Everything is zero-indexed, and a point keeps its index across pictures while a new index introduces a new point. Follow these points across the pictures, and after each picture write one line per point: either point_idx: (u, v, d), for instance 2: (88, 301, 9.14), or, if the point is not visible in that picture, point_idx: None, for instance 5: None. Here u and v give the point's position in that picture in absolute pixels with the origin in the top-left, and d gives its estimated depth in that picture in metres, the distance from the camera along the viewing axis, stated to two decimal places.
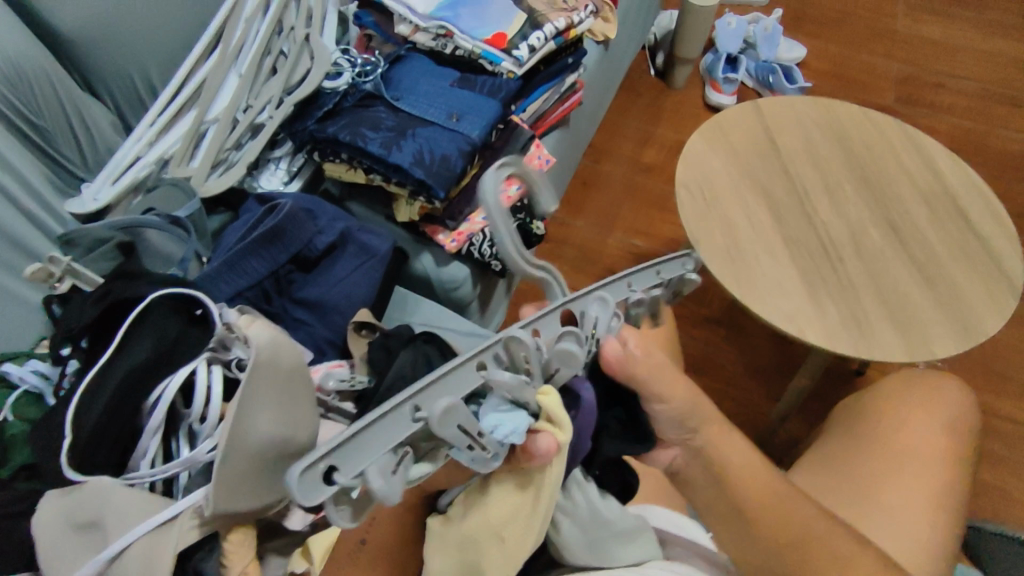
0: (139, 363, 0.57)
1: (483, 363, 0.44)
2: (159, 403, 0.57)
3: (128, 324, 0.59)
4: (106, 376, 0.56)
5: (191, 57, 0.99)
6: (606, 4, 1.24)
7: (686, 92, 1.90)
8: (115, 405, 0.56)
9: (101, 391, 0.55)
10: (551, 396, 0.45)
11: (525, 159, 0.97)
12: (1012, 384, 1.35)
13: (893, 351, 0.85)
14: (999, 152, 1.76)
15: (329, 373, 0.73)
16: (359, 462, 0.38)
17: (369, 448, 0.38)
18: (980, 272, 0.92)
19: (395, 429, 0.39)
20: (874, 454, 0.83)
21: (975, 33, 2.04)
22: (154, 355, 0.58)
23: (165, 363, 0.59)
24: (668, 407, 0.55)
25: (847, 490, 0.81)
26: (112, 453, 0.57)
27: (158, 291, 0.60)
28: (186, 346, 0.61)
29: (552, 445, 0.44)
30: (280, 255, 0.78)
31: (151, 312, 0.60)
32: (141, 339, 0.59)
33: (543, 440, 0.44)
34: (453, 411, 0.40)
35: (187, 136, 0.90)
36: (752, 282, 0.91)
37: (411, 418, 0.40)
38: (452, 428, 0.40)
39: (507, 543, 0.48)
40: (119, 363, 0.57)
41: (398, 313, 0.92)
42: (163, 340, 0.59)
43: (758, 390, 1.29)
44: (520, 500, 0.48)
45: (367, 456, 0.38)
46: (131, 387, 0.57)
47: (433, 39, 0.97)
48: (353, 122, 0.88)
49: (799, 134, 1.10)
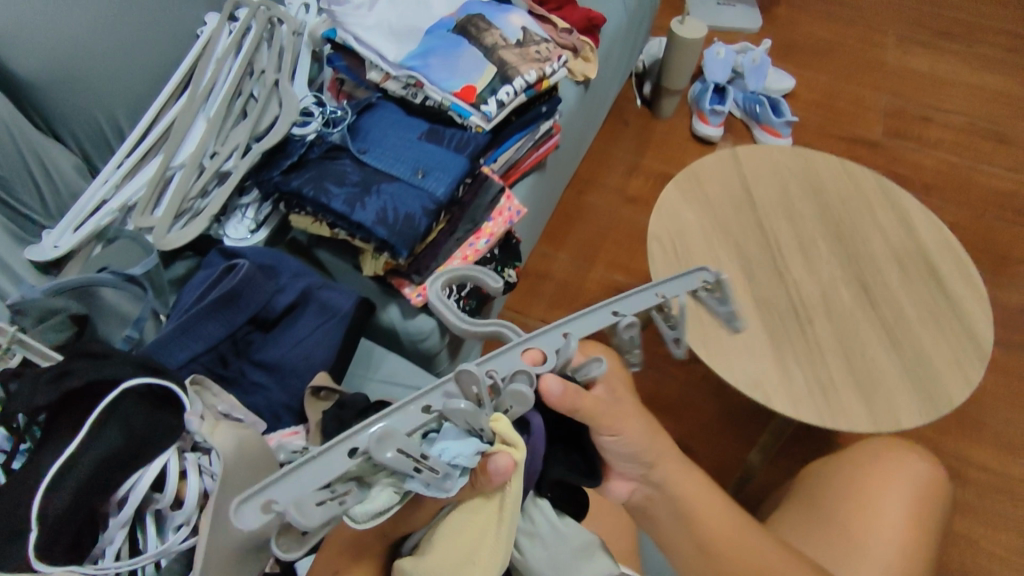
0: (106, 453, 0.57)
1: (430, 402, 0.45)
2: (129, 497, 0.59)
3: (99, 414, 0.58)
4: (72, 465, 0.55)
5: (159, 100, 0.98)
6: (586, 43, 1.24)
7: (674, 121, 1.89)
8: (79, 497, 0.55)
9: (68, 484, 0.55)
10: (503, 421, 0.46)
11: (494, 212, 0.96)
12: (987, 432, 1.34)
13: (859, 421, 0.85)
14: (985, 189, 1.75)
15: (282, 443, 0.73)
16: (298, 490, 0.38)
17: (312, 476, 0.39)
18: (947, 335, 0.92)
19: (337, 460, 0.40)
20: (860, 502, 0.81)
21: (962, 67, 2.04)
22: (124, 445, 0.58)
23: (140, 454, 0.59)
24: (617, 439, 0.57)
25: (830, 539, 0.79)
26: (75, 542, 0.56)
27: (134, 381, 0.60)
28: (162, 432, 0.61)
29: (509, 464, 0.46)
30: (238, 317, 0.76)
31: (124, 399, 0.60)
32: (112, 424, 0.58)
33: (497, 462, 0.46)
34: (395, 437, 0.40)
35: (151, 185, 0.89)
36: (721, 348, 0.90)
37: (352, 451, 0.40)
38: (391, 453, 0.39)
39: (479, 564, 0.49)
40: (86, 455, 0.56)
41: (362, 369, 0.91)
42: (136, 429, 0.59)
43: (734, 435, 1.28)
44: (483, 518, 0.50)
45: (306, 486, 0.38)
46: (99, 480, 0.57)
47: (404, 88, 0.96)
48: (318, 175, 0.87)
49: (775, 185, 1.09)
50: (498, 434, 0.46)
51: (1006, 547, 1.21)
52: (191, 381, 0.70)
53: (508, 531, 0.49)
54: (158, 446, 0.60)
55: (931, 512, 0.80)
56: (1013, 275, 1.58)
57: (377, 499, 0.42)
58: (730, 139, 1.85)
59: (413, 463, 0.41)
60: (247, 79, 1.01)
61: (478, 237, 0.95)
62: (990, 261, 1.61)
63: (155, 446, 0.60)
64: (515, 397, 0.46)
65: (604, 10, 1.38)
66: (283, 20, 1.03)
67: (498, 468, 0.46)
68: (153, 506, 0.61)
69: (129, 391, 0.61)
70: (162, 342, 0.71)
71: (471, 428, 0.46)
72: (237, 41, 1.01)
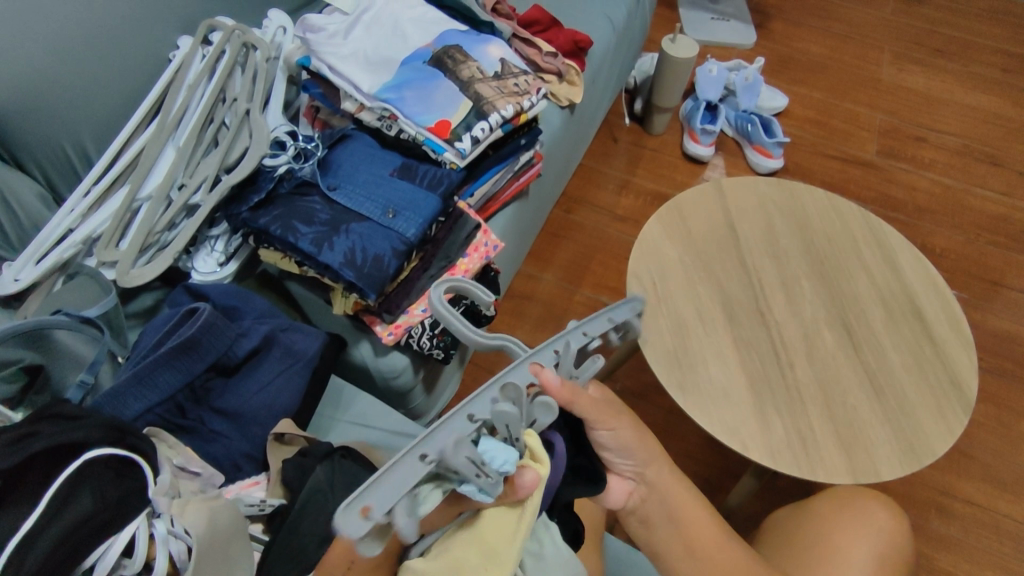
0: (77, 522, 0.54)
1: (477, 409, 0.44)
2: (96, 569, 0.55)
3: (67, 480, 0.55)
4: (39, 531, 0.52)
5: (128, 126, 0.93)
6: (572, 68, 1.21)
7: (666, 138, 1.85)
8: (47, 566, 0.51)
9: (34, 555, 0.50)
10: (534, 436, 0.47)
11: (468, 250, 0.95)
12: (974, 464, 1.31)
13: (838, 473, 0.83)
14: (978, 212, 1.72)
15: (239, 495, 0.71)
16: (382, 501, 0.38)
17: (393, 484, 0.39)
18: (930, 383, 0.90)
19: (410, 470, 0.39)
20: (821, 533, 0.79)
21: (957, 86, 2.02)
22: (97, 512, 0.55)
23: (110, 524, 0.56)
24: (610, 433, 0.56)
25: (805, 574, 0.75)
26: None
27: (103, 448, 0.58)
28: (135, 498, 0.59)
29: (535, 480, 0.46)
30: (196, 365, 0.73)
31: (92, 465, 0.57)
32: (85, 490, 0.55)
33: (527, 477, 0.46)
34: (463, 450, 0.40)
35: (116, 217, 0.85)
36: (697, 393, 0.88)
37: (423, 459, 0.40)
38: (463, 461, 0.40)
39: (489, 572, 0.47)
40: (55, 525, 0.52)
41: (330, 411, 0.89)
42: (106, 498, 0.56)
43: (719, 466, 1.25)
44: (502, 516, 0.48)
45: (388, 495, 0.38)
46: (67, 552, 0.53)
47: (378, 120, 0.96)
48: (286, 214, 0.85)
49: (759, 220, 1.07)
50: (528, 448, 0.47)
51: None
52: (147, 432, 0.70)
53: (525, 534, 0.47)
54: (130, 514, 0.58)
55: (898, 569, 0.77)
56: (1004, 302, 1.55)
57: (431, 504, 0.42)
58: (722, 157, 1.81)
59: (474, 476, 0.41)
60: (219, 106, 0.97)
61: (452, 274, 0.93)
62: (981, 286, 1.58)
63: (126, 515, 0.57)
64: (542, 408, 0.46)
65: (593, 32, 1.35)
66: (256, 45, 1.00)
67: (528, 484, 0.46)
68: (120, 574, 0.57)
69: (103, 456, 0.58)
70: (117, 392, 0.69)
71: (507, 438, 0.45)
72: (210, 65, 0.97)
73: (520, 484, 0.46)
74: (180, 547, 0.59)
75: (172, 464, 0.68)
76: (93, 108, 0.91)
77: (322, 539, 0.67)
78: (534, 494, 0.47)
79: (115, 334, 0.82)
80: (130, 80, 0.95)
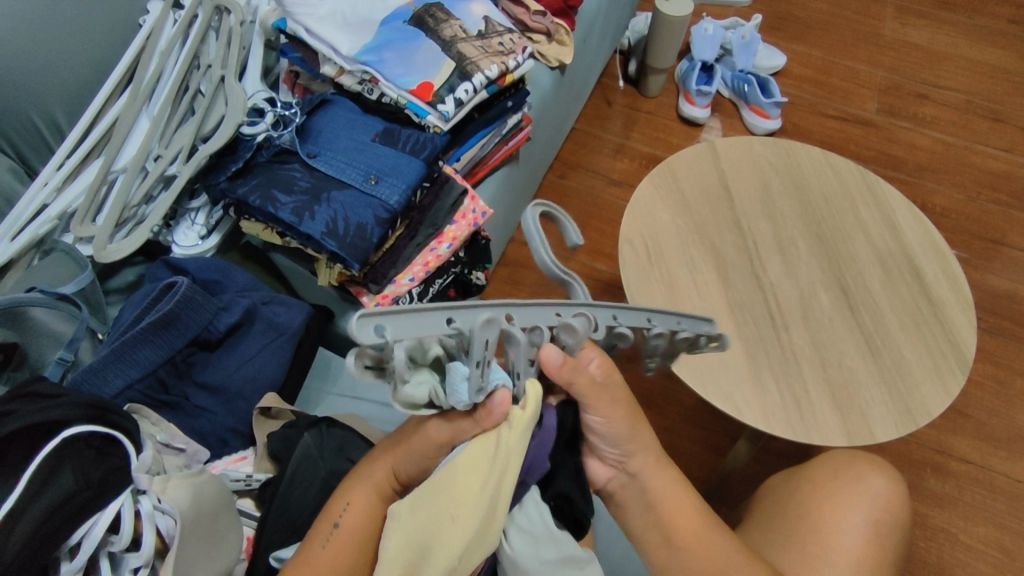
0: (59, 500, 0.52)
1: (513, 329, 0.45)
2: (83, 544, 0.53)
3: (43, 459, 0.53)
4: (20, 512, 0.50)
5: (100, 95, 0.89)
6: (561, 26, 1.16)
7: (662, 99, 1.80)
8: (33, 542, 0.49)
9: (16, 534, 0.49)
10: (536, 387, 0.46)
11: (455, 217, 0.92)
12: (971, 423, 1.31)
13: (832, 435, 0.82)
14: (980, 169, 1.68)
15: (224, 471, 0.72)
16: (395, 329, 0.38)
17: (417, 324, 0.40)
18: (929, 345, 0.89)
19: (435, 323, 0.41)
20: (812, 491, 0.79)
21: (962, 40, 1.96)
22: (80, 491, 0.53)
23: (95, 501, 0.54)
24: (609, 425, 0.54)
25: (792, 540, 0.75)
26: None
27: (80, 425, 0.56)
28: (117, 475, 0.57)
29: (505, 401, 0.45)
30: (176, 340, 0.72)
31: (67, 446, 0.55)
32: (66, 468, 0.54)
33: (499, 398, 0.45)
34: (491, 333, 0.40)
35: (90, 190, 0.81)
36: (691, 361, 0.86)
37: (448, 321, 0.41)
38: (482, 341, 0.40)
39: (458, 520, 0.44)
40: (37, 506, 0.51)
41: (318, 382, 0.89)
42: (88, 476, 0.55)
43: (717, 429, 1.24)
44: (473, 461, 0.45)
45: (403, 330, 0.39)
46: (53, 530, 0.51)
47: (358, 84, 0.93)
48: (265, 183, 0.82)
49: (753, 180, 1.04)
50: (529, 395, 0.45)
51: (983, 541, 1.19)
52: (127, 408, 0.68)
53: (495, 482, 0.44)
54: (113, 491, 0.56)
55: (892, 535, 0.76)
56: (1003, 260, 1.53)
57: (418, 389, 0.42)
58: (718, 118, 1.76)
59: (478, 364, 0.41)
60: (194, 72, 0.93)
61: (439, 241, 0.91)
62: (981, 246, 1.55)
63: (109, 491, 0.56)
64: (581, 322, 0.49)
65: None
66: (229, 8, 0.95)
67: (499, 407, 0.45)
68: (108, 550, 0.55)
69: (81, 433, 0.57)
70: (96, 369, 0.67)
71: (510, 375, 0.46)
72: (182, 30, 0.93)
73: (489, 417, 0.45)
74: (168, 522, 0.59)
75: (155, 442, 0.67)
76: (60, 77, 0.87)
77: (318, 503, 0.67)
78: (509, 423, 0.45)
79: (94, 311, 0.80)
80: (99, 46, 0.91)
